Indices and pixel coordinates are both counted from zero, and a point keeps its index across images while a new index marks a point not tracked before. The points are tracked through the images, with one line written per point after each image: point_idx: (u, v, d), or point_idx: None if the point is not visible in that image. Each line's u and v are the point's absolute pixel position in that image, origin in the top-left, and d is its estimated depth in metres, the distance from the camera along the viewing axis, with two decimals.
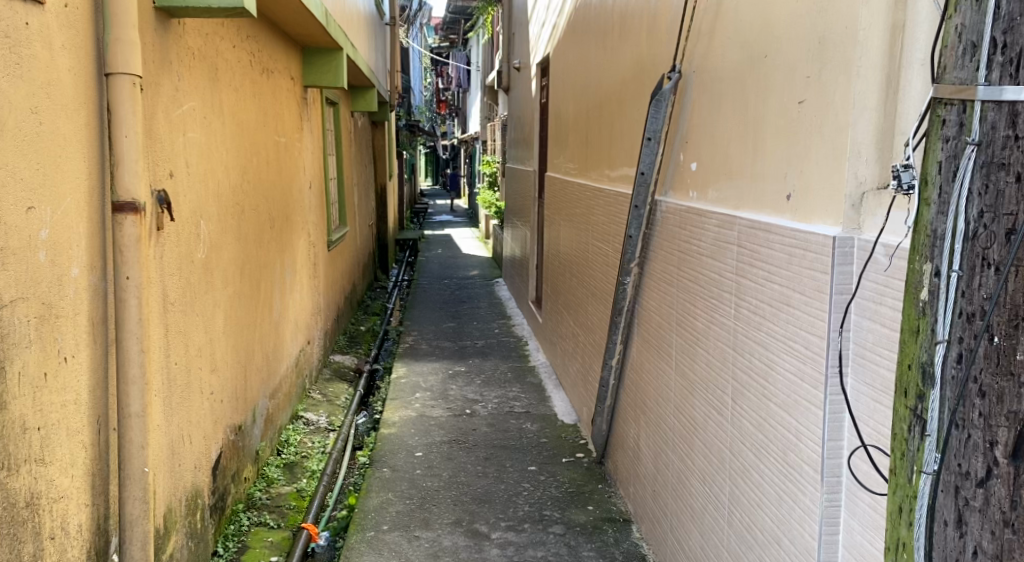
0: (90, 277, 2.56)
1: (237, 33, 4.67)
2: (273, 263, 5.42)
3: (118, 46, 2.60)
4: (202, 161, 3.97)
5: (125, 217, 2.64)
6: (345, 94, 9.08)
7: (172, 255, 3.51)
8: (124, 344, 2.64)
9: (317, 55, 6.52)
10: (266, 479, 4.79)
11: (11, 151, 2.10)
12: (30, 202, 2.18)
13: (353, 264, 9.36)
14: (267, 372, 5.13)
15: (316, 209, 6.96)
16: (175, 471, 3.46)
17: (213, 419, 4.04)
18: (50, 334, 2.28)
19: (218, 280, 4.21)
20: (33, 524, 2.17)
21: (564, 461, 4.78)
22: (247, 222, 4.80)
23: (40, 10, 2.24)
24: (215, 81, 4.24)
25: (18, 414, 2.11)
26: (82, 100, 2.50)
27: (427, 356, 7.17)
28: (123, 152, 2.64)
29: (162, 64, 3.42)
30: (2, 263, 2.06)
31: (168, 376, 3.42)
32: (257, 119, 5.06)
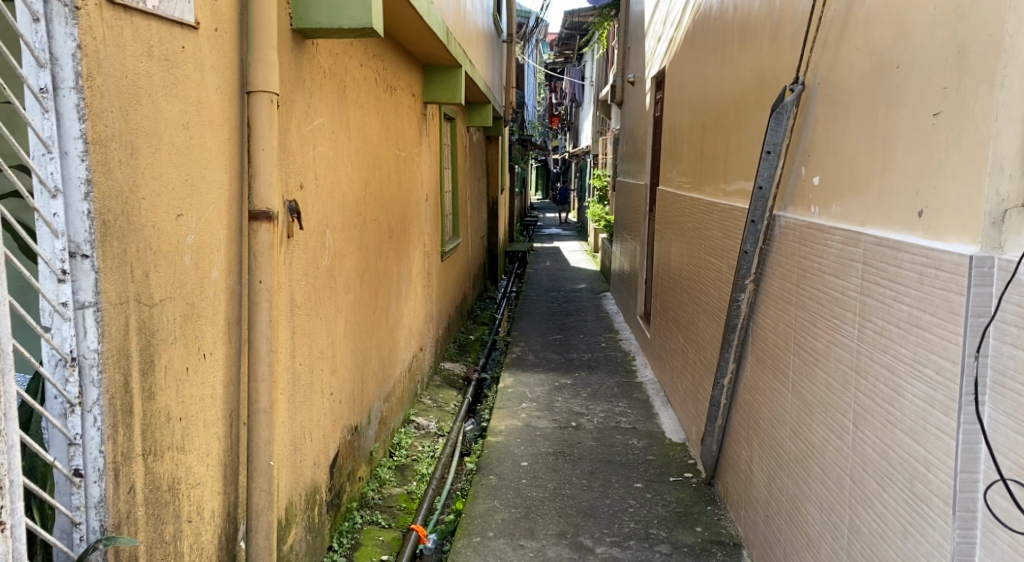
0: (227, 280, 2.72)
1: (364, 52, 4.87)
2: (390, 272, 5.59)
3: (259, 66, 2.78)
4: (329, 174, 4.15)
5: (260, 225, 2.80)
6: (461, 109, 9.28)
7: (300, 264, 3.68)
8: (255, 344, 2.80)
9: (437, 72, 6.70)
10: (379, 479, 4.96)
11: (165, 164, 2.26)
12: (179, 210, 2.35)
13: (464, 275, 9.53)
14: (382, 376, 5.30)
15: (431, 220, 7.14)
16: (297, 466, 3.63)
17: (332, 418, 4.21)
18: (192, 332, 2.44)
19: (340, 286, 4.38)
20: (174, 507, 2.32)
21: (672, 480, 4.71)
22: (368, 231, 4.98)
23: (194, 34, 2.42)
24: (344, 98, 4.43)
25: (164, 406, 2.26)
26: (226, 116, 2.68)
27: (534, 367, 7.23)
28: (260, 165, 2.79)
29: (297, 82, 3.61)
30: (154, 266, 2.21)
31: (293, 376, 3.59)
32: (379, 132, 5.25)
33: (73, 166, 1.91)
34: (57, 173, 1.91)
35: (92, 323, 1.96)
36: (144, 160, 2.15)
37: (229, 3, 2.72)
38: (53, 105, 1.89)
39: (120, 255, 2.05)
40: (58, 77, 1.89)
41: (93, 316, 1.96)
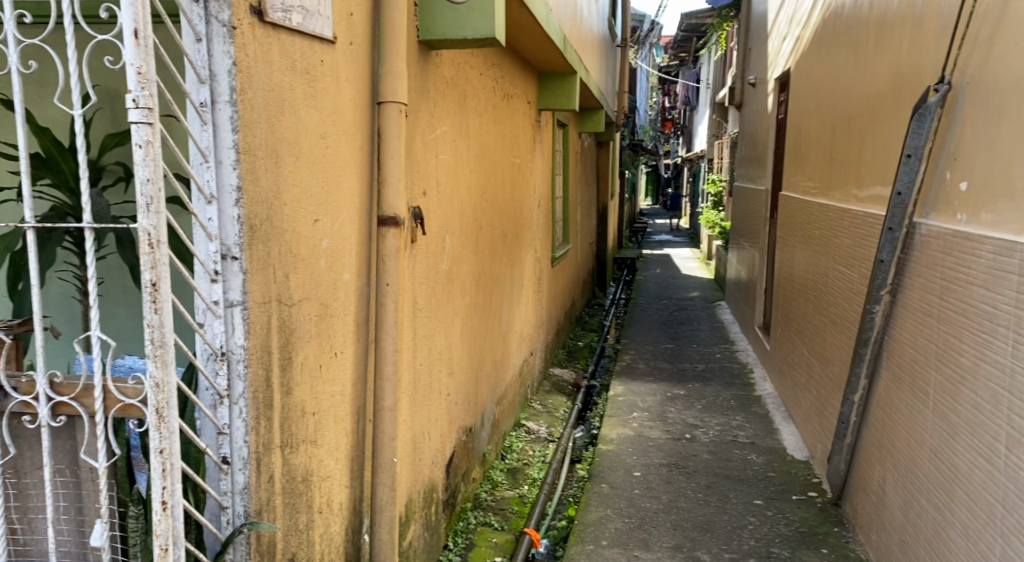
0: (357, 283, 2.84)
1: (484, 61, 4.97)
2: (503, 277, 5.68)
3: (389, 78, 2.89)
4: (450, 181, 4.26)
5: (387, 230, 2.91)
6: (574, 116, 9.31)
7: (422, 268, 3.80)
8: (382, 344, 2.91)
9: (553, 79, 6.76)
10: (491, 482, 5.04)
11: (305, 172, 2.39)
12: (316, 215, 2.47)
13: (574, 281, 9.55)
14: (495, 380, 5.39)
15: (542, 226, 7.20)
16: (416, 464, 3.74)
17: (449, 419, 4.32)
18: (326, 331, 2.57)
19: (458, 290, 4.49)
20: (307, 498, 2.44)
21: (795, 498, 4.58)
22: (484, 236, 5.08)
23: (331, 48, 2.54)
24: (464, 107, 4.54)
25: (300, 401, 2.39)
26: (358, 126, 2.80)
27: (646, 376, 7.18)
28: (389, 173, 2.91)
29: (422, 91, 3.72)
30: (294, 269, 2.34)
31: (413, 377, 3.70)
32: (496, 139, 5.35)
33: (227, 174, 2.07)
34: (213, 180, 2.06)
35: (240, 322, 2.10)
36: (287, 168, 2.29)
37: (363, 18, 2.84)
38: (210, 118, 2.04)
39: (265, 257, 2.19)
40: (216, 91, 2.04)
41: (241, 314, 2.11)
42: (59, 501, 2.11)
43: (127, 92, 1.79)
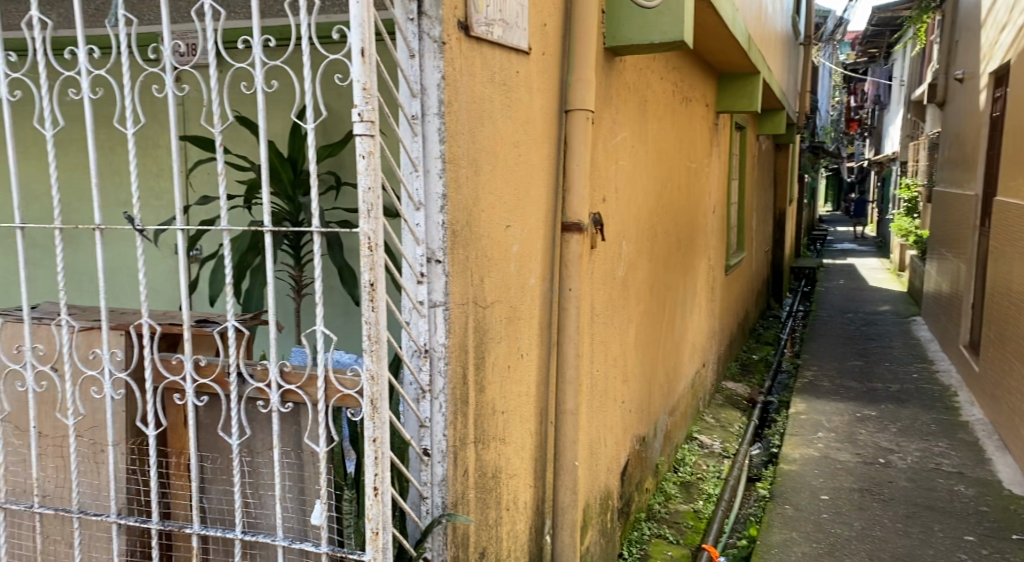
0: (542, 287, 2.91)
1: (664, 64, 4.94)
2: (677, 285, 5.62)
3: (578, 85, 2.93)
4: (628, 186, 4.27)
5: (571, 236, 2.95)
6: (752, 118, 9.04)
7: (600, 274, 3.83)
8: (564, 348, 2.96)
9: (733, 81, 6.60)
10: (664, 494, 4.99)
11: (499, 180, 2.48)
12: (508, 221, 2.56)
13: (747, 290, 9.29)
14: (667, 390, 5.34)
15: (717, 232, 7.06)
16: (593, 470, 3.77)
17: (624, 426, 4.32)
18: (514, 333, 2.65)
19: (633, 296, 4.49)
20: (496, 495, 2.53)
21: (1014, 538, 4.24)
22: (659, 243, 5.04)
23: (526, 59, 2.62)
24: (644, 111, 4.54)
25: (491, 400, 2.47)
26: (547, 134, 2.87)
27: (831, 395, 6.86)
28: (575, 179, 2.95)
29: (605, 97, 3.75)
30: (488, 272, 2.44)
31: (591, 383, 3.74)
32: (673, 144, 5.29)
33: (434, 182, 2.19)
34: (422, 188, 2.19)
35: (442, 321, 2.22)
36: (485, 175, 2.38)
37: (555, 27, 2.91)
38: (421, 130, 2.17)
39: (463, 260, 2.29)
40: (426, 104, 2.17)
41: (443, 314, 2.22)
42: (285, 481, 2.31)
43: (353, 106, 1.94)
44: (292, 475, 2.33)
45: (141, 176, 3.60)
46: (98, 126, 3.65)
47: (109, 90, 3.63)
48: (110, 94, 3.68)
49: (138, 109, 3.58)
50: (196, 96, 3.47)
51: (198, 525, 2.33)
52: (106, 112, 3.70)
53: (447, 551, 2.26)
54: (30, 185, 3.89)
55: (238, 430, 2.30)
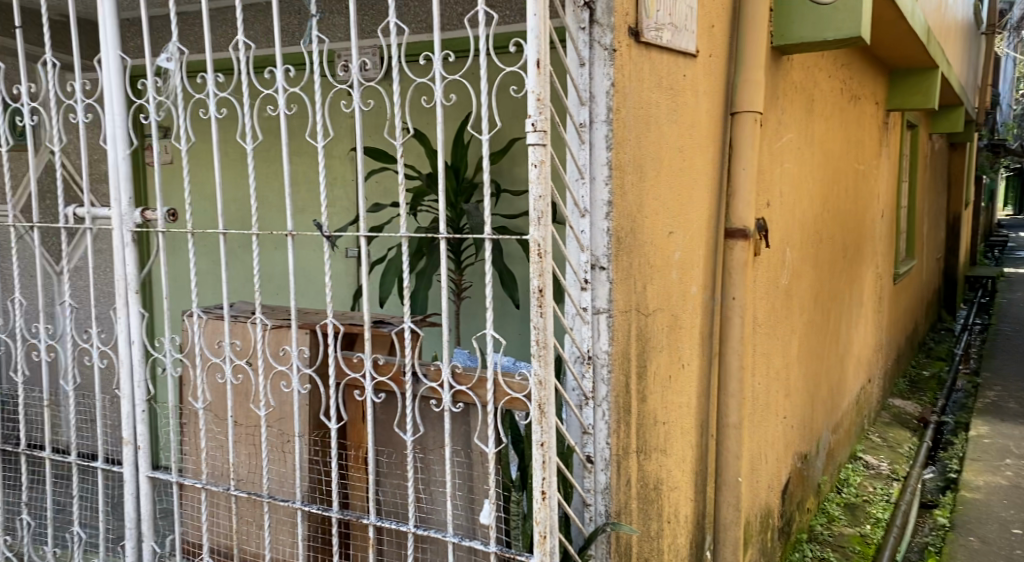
0: (703, 296, 2.85)
1: (832, 62, 4.73)
2: (843, 294, 5.36)
3: (745, 86, 2.85)
4: (793, 191, 4.12)
5: (736, 242, 2.88)
6: (926, 117, 8.49)
7: (763, 282, 3.71)
8: (726, 359, 2.90)
9: (907, 78, 6.22)
10: (827, 516, 4.77)
11: (663, 186, 2.45)
12: (671, 228, 2.53)
13: (918, 300, 8.75)
14: (831, 405, 5.10)
15: (886, 239, 6.68)
16: (754, 486, 3.66)
17: (785, 443, 4.16)
18: (675, 342, 2.61)
19: (796, 306, 4.32)
20: (657, 506, 2.50)
21: None
22: (824, 250, 4.83)
23: (694, 62, 2.59)
24: (811, 112, 4.36)
25: (652, 409, 2.45)
26: (711, 138, 2.81)
27: (1018, 418, 6.34)
28: (740, 183, 2.87)
29: (772, 98, 3.64)
30: (650, 280, 2.42)
31: (752, 396, 3.63)
32: (841, 146, 5.05)
33: (600, 189, 2.19)
34: (587, 195, 2.20)
35: (605, 328, 2.22)
36: (650, 181, 2.37)
37: (722, 29, 2.85)
38: (588, 137, 2.18)
39: (627, 267, 2.28)
40: (594, 112, 2.18)
41: (607, 321, 2.22)
42: (455, 479, 2.43)
43: (527, 117, 1.99)
44: (461, 475, 2.44)
45: (328, 185, 3.83)
46: (291, 139, 3.91)
47: (301, 106, 3.90)
48: (302, 110, 3.94)
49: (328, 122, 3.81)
50: (381, 110, 3.65)
51: (375, 516, 2.50)
52: (298, 126, 3.96)
53: (610, 559, 2.27)
54: (229, 194, 4.23)
55: (412, 427, 2.49)
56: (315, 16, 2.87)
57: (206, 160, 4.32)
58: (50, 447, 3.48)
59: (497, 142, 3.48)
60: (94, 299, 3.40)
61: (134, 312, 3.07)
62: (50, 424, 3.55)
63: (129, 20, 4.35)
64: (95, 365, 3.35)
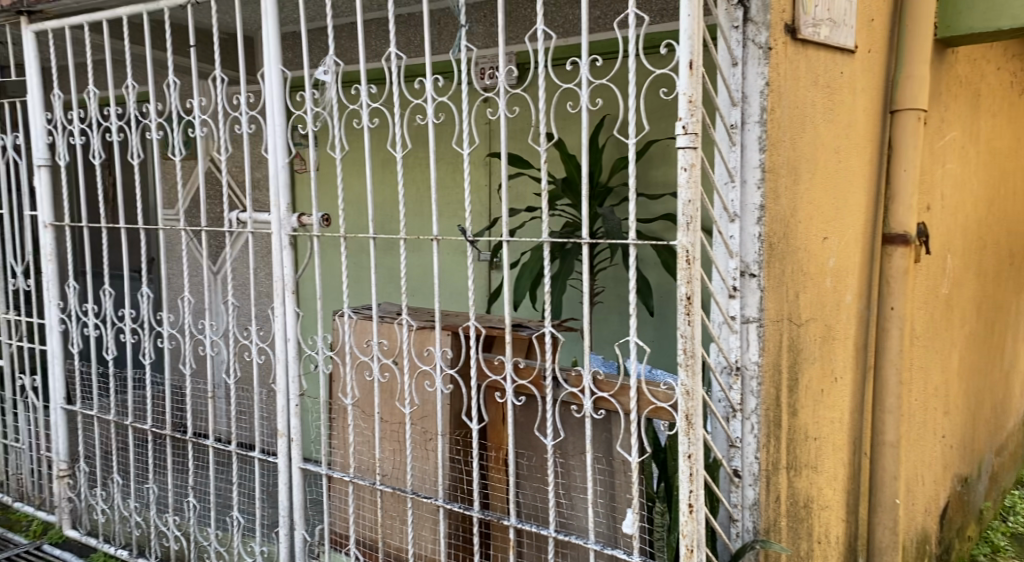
0: (859, 305, 2.70)
1: (1002, 54, 4.39)
2: (1009, 305, 4.97)
3: (908, 82, 2.68)
4: (956, 193, 3.85)
5: (895, 249, 2.72)
6: None
7: (922, 291, 3.48)
8: (883, 372, 2.74)
9: None
10: (991, 545, 4.44)
11: (818, 190, 2.34)
12: (826, 233, 2.41)
13: None
14: (995, 425, 4.74)
15: None
16: (911, 510, 3.44)
17: (944, 465, 3.89)
18: (828, 353, 2.48)
19: (958, 318, 4.03)
20: (808, 525, 2.39)
21: None
22: (989, 257, 4.48)
23: (852, 58, 2.46)
24: (976, 108, 4.06)
25: (804, 424, 2.34)
26: (869, 138, 2.67)
27: None
28: (901, 186, 2.71)
29: (934, 94, 3.41)
30: (803, 288, 2.31)
31: (909, 412, 3.41)
32: (1010, 144, 4.69)
33: (751, 193, 2.12)
34: (738, 199, 2.13)
35: (756, 338, 2.14)
36: (804, 185, 2.27)
37: (883, 23, 2.69)
38: (739, 139, 2.12)
39: (779, 274, 2.19)
40: (746, 113, 2.11)
41: (757, 331, 2.14)
42: (597, 486, 2.41)
43: (678, 120, 1.96)
44: (603, 482, 2.43)
45: (474, 191, 3.91)
46: (439, 146, 4.01)
47: (449, 116, 3.99)
48: (449, 120, 4.03)
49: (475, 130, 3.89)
50: (526, 116, 3.69)
51: (515, 518, 2.55)
52: (446, 135, 4.05)
53: None
54: (379, 200, 4.38)
55: (552, 431, 2.53)
56: (464, 26, 2.94)
57: (358, 167, 4.49)
58: (212, 436, 3.67)
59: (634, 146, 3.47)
60: (253, 298, 3.59)
61: (290, 311, 3.22)
62: (213, 414, 3.76)
63: (290, 35, 4.58)
64: (254, 361, 3.54)
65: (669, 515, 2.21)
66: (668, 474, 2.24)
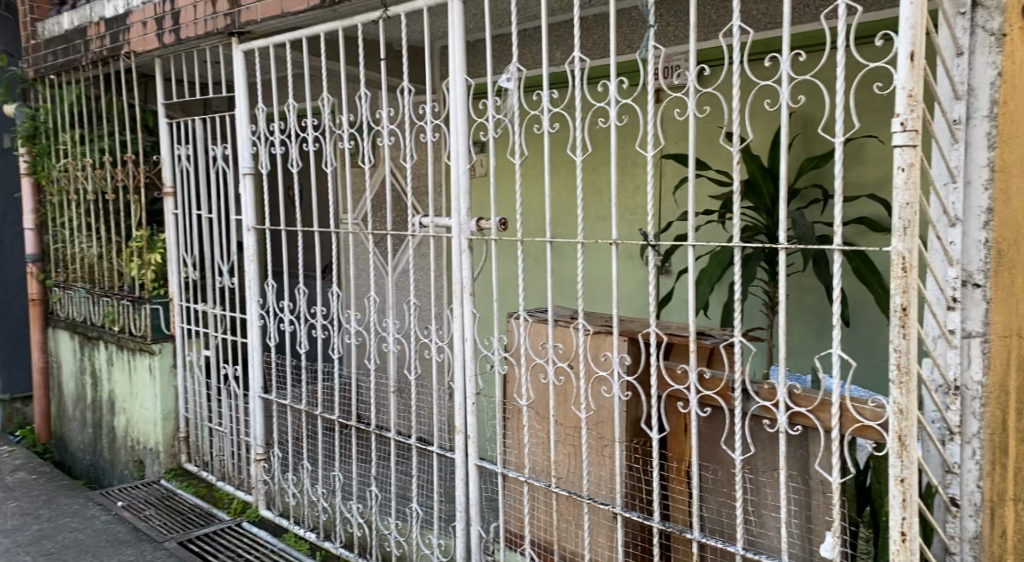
0: None
1: None
2: None
3: None
4: None
5: None
6: None
7: None
8: None
9: None
10: None
11: None
12: None
13: None
14: None
15: None
16: None
17: None
18: None
19: None
20: None
21: None
22: None
23: None
24: None
25: None
26: None
27: None
28: None
29: None
30: None
31: None
32: None
33: (977, 196, 2.08)
34: (961, 202, 2.09)
35: (978, 355, 2.09)
36: None
37: None
38: (963, 136, 2.08)
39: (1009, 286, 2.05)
40: (973, 107, 2.07)
41: (979, 346, 2.09)
42: (791, 505, 2.37)
43: (896, 116, 1.96)
44: (798, 502, 2.38)
45: (660, 194, 3.85)
46: (622, 149, 3.96)
47: (633, 118, 3.94)
48: (633, 122, 3.98)
49: (662, 130, 3.74)
50: (717, 116, 3.58)
51: (698, 532, 2.48)
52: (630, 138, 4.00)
53: None
54: (558, 204, 4.38)
55: (741, 446, 2.46)
56: (653, 27, 2.90)
57: (538, 171, 4.52)
58: (395, 429, 3.80)
59: (823, 147, 3.25)
60: (434, 299, 3.68)
61: (468, 313, 3.28)
62: (391, 408, 3.90)
63: (476, 41, 4.68)
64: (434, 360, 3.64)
65: (875, 543, 2.16)
66: (874, 498, 2.20)
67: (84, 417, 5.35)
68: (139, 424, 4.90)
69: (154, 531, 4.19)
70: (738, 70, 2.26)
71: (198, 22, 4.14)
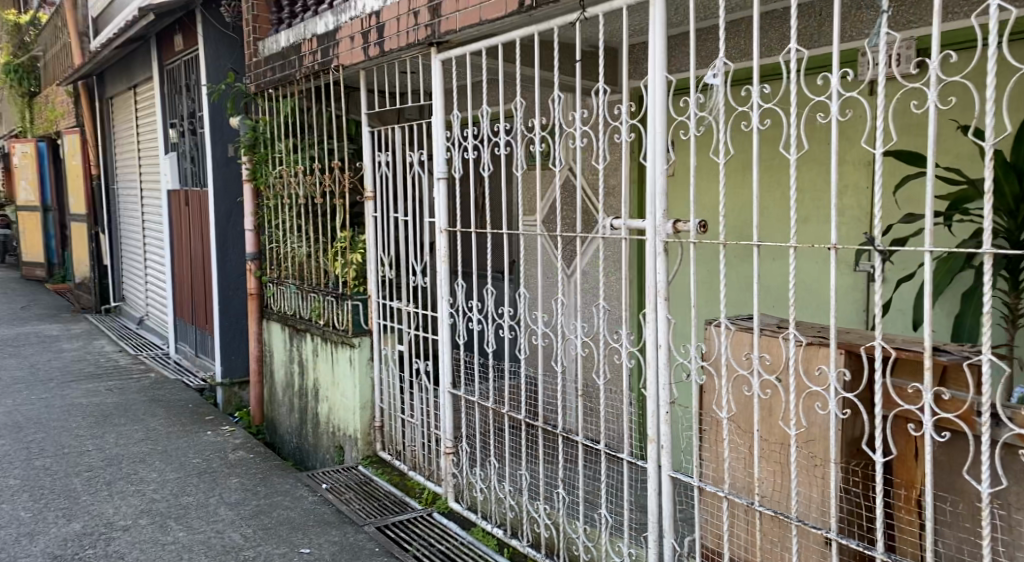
0: None
1: None
2: None
3: None
4: None
5: None
6: None
7: None
8: None
9: None
10: None
11: None
12: None
13: None
14: None
15: None
16: None
17: None
18: None
19: None
20: None
21: None
22: None
23: None
24: None
25: None
26: None
27: None
28: None
29: None
30: None
31: None
32: None
33: None
34: None
35: None
36: None
37: None
38: None
39: None
40: None
41: None
42: None
43: None
44: None
45: (890, 193, 3.53)
46: (846, 145, 3.66)
47: (858, 111, 3.64)
48: (858, 115, 3.67)
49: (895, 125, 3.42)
50: (966, 107, 3.21)
51: None
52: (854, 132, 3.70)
53: None
54: (767, 205, 4.14)
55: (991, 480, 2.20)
56: (887, 11, 2.62)
57: (743, 170, 4.30)
58: (578, 432, 3.71)
59: None
60: (624, 302, 3.57)
61: (662, 318, 3.15)
62: (574, 413, 3.76)
63: (676, 36, 4.53)
64: (621, 364, 3.53)
65: None
66: None
67: (291, 404, 5.69)
68: (339, 415, 5.14)
69: (354, 514, 4.36)
70: (998, 56, 2.06)
71: (401, 33, 4.26)
